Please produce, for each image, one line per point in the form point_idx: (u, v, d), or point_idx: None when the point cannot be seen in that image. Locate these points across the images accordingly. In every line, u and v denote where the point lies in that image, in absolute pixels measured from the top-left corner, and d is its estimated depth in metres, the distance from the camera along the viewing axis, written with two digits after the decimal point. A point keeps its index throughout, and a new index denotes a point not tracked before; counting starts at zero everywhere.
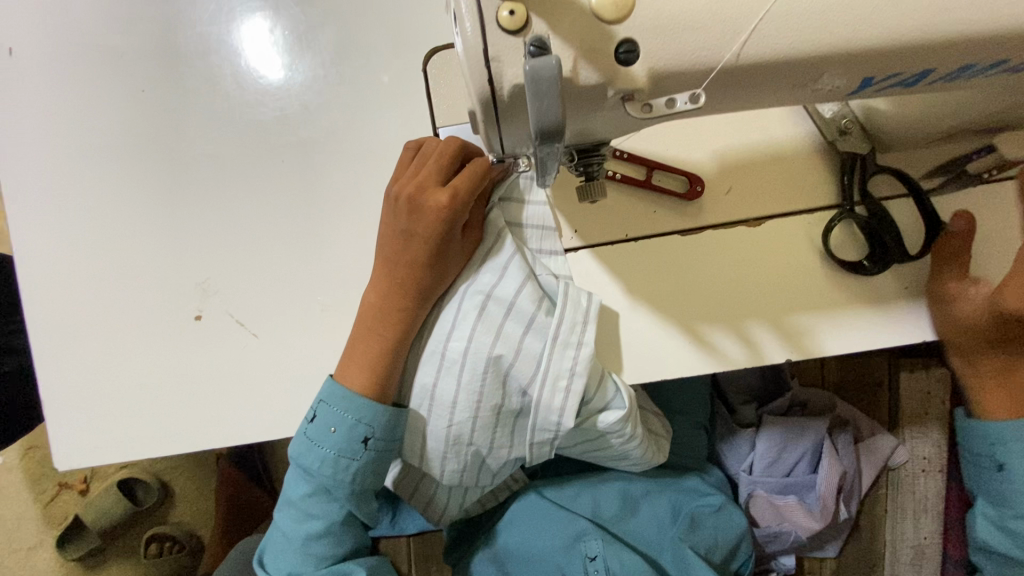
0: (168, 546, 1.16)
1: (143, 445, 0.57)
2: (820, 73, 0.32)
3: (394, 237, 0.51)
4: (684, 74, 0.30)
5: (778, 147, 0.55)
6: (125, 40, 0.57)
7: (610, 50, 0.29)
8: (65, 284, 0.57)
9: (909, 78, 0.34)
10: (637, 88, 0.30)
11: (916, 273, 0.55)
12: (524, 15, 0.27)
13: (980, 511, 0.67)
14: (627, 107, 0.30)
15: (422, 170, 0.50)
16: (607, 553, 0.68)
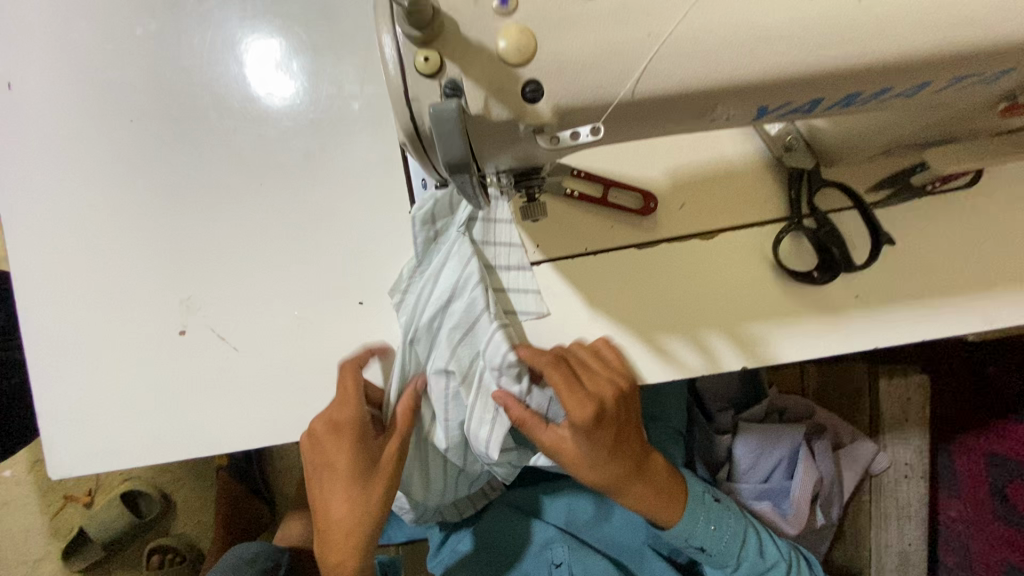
0: (169, 557, 1.19)
1: (131, 454, 0.60)
2: (719, 102, 0.34)
3: (347, 488, 0.59)
4: (588, 109, 0.32)
5: (729, 164, 0.58)
6: (115, 75, 0.61)
7: (518, 89, 0.31)
8: (59, 303, 0.61)
9: (803, 105, 0.36)
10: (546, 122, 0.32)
11: (866, 283, 0.57)
12: (436, 61, 0.30)
13: None
14: (538, 139, 0.33)
15: (341, 467, 0.58)
16: (573, 559, 0.72)
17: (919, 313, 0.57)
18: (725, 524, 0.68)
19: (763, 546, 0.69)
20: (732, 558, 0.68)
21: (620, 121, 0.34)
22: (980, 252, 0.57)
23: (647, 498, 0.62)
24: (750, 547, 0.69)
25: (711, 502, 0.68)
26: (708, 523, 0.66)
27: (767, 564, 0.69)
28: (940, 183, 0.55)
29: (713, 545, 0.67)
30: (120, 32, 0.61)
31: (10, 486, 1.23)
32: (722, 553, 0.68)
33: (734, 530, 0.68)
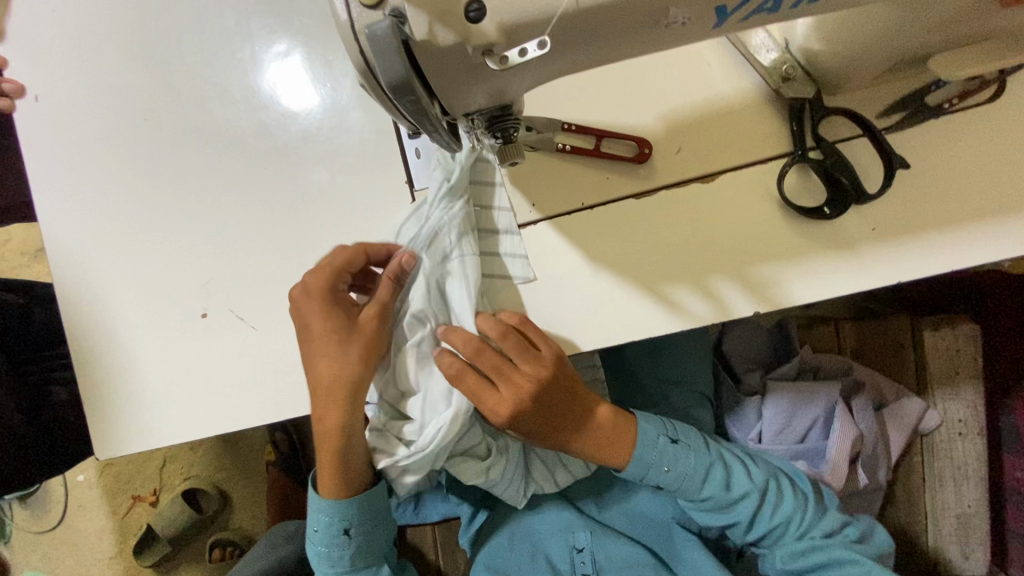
0: (228, 550, 1.24)
1: (166, 434, 0.64)
2: (670, 7, 0.32)
3: (322, 360, 0.55)
4: (533, 23, 0.31)
5: (724, 102, 0.56)
6: (130, 79, 0.65)
7: (460, 9, 0.30)
8: (91, 296, 0.64)
9: (767, 4, 0.34)
10: (492, 41, 0.31)
11: (884, 212, 0.54)
12: None
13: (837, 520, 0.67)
14: (486, 60, 0.32)
15: (321, 335, 0.55)
16: (594, 545, 0.75)
17: (943, 242, 0.53)
18: (684, 463, 0.63)
19: (730, 477, 0.64)
20: (693, 491, 0.64)
21: (578, 43, 0.33)
22: (1007, 170, 0.53)
23: (582, 448, 0.60)
24: (715, 479, 0.64)
25: (667, 445, 0.63)
26: (661, 463, 0.62)
27: (734, 497, 0.64)
28: (958, 101, 0.52)
29: (670, 483, 0.63)
30: (131, 38, 0.65)
31: (84, 488, 1.33)
32: (684, 487, 0.64)
33: (695, 465, 0.63)
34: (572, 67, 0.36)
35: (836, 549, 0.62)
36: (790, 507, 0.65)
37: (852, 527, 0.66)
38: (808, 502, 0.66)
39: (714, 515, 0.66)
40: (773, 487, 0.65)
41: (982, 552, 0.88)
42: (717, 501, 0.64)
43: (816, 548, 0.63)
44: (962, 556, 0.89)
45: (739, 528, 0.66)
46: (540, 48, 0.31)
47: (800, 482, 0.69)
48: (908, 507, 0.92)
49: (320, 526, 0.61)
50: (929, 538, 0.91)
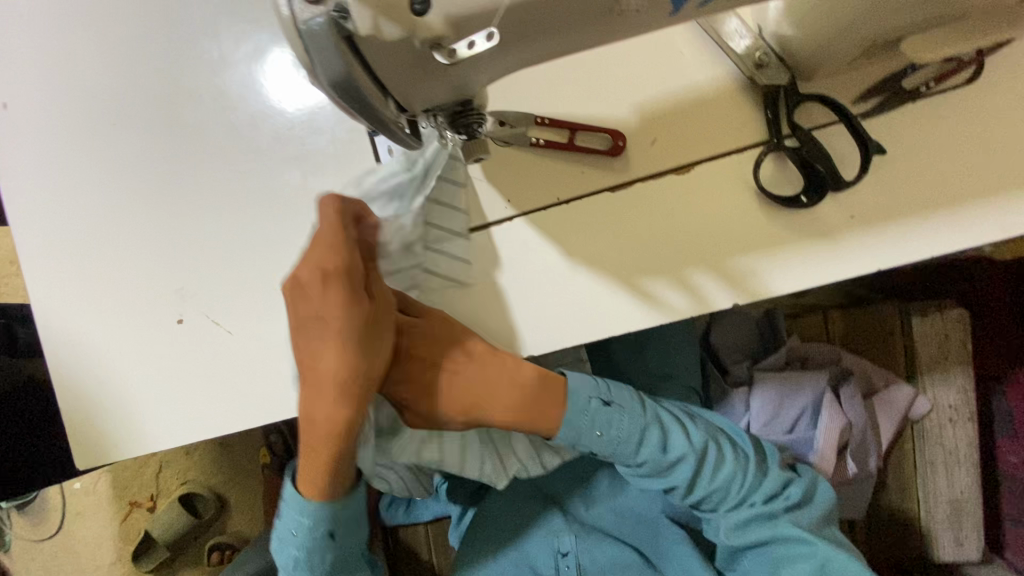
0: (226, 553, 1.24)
1: (145, 442, 0.63)
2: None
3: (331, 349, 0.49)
4: (481, 15, 0.31)
5: (699, 91, 0.55)
6: (98, 82, 0.64)
7: (405, 3, 0.29)
8: (65, 304, 0.63)
9: None
10: (441, 35, 0.31)
11: (862, 199, 0.53)
12: None
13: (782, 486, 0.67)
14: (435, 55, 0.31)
15: (337, 321, 0.48)
16: (579, 550, 0.74)
17: (922, 228, 0.53)
18: (618, 425, 0.61)
19: (667, 440, 0.63)
20: (630, 459, 0.63)
21: (530, 34, 0.33)
22: (985, 153, 0.52)
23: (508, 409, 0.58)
24: (652, 443, 0.62)
25: (601, 410, 0.61)
26: (592, 427, 0.61)
27: (670, 460, 0.63)
28: (935, 83, 0.51)
29: (603, 450, 0.62)
30: (98, 41, 0.64)
31: (80, 496, 1.32)
32: (618, 454, 0.62)
33: (630, 431, 0.62)
34: (529, 59, 0.36)
35: (784, 526, 0.64)
36: (727, 471, 0.64)
37: (796, 488, 0.66)
38: (751, 470, 0.65)
39: (652, 479, 0.65)
40: (712, 452, 0.64)
41: (974, 538, 0.88)
42: (653, 466, 0.63)
43: (757, 516, 0.64)
44: (954, 543, 0.88)
45: (678, 492, 0.65)
46: (488, 40, 0.31)
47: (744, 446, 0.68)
48: (899, 492, 0.91)
49: (297, 527, 0.59)
50: (922, 525, 0.90)
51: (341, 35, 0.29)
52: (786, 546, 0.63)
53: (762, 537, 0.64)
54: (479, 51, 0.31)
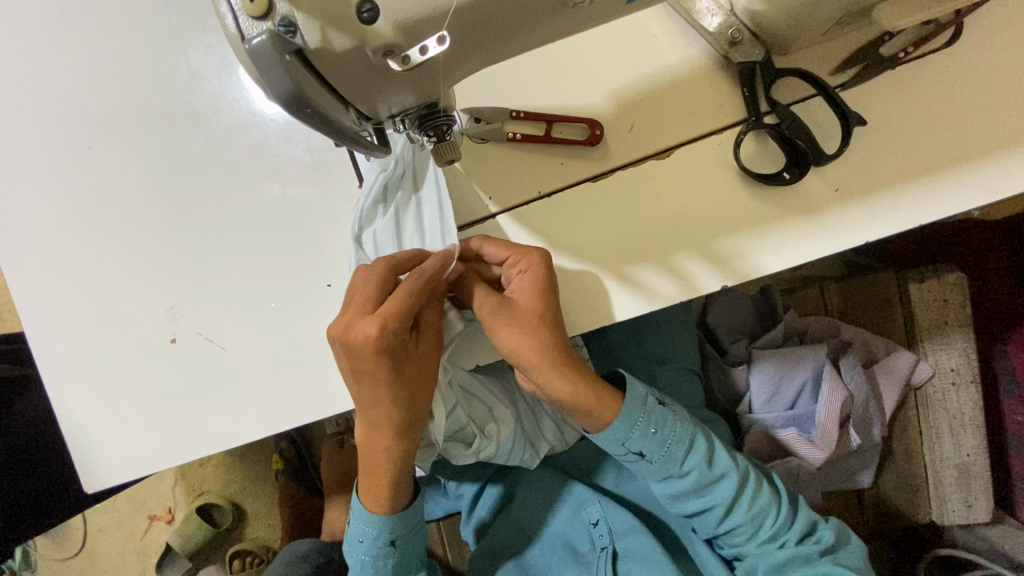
0: (248, 561, 1.22)
1: (145, 463, 0.63)
2: None
3: (388, 400, 0.50)
4: (429, 18, 0.30)
5: (674, 73, 0.54)
6: (71, 106, 0.63)
7: (352, 12, 0.29)
8: (57, 332, 0.63)
9: None
10: (391, 42, 0.30)
11: (846, 172, 0.52)
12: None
13: (822, 529, 0.64)
14: (388, 62, 0.31)
15: (388, 380, 0.49)
16: (607, 515, 0.71)
17: (907, 198, 0.52)
18: (671, 428, 0.60)
19: (712, 455, 0.61)
20: (675, 467, 0.60)
21: (480, 28, 0.33)
22: (964, 117, 0.51)
23: (567, 388, 0.53)
24: (698, 452, 0.60)
25: (656, 406, 0.59)
26: (648, 426, 0.59)
27: (714, 476, 0.61)
28: (913, 50, 0.51)
29: (653, 450, 0.59)
30: (67, 64, 0.63)
31: (99, 514, 1.34)
32: (664, 460, 0.60)
33: (680, 436, 0.60)
34: (488, 54, 0.36)
35: (823, 566, 0.60)
36: (766, 504, 0.62)
37: (826, 532, 0.64)
38: (785, 507, 0.63)
39: (691, 496, 0.62)
40: (752, 481, 0.63)
41: (983, 500, 0.87)
42: (700, 478, 0.61)
43: (793, 557, 0.61)
44: (964, 505, 0.87)
45: (714, 515, 0.63)
46: (439, 44, 0.29)
47: (777, 487, 0.66)
48: (906, 458, 0.91)
49: (361, 538, 0.60)
50: (929, 490, 0.90)
51: (283, 49, 0.28)
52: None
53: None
54: (431, 55, 0.30)
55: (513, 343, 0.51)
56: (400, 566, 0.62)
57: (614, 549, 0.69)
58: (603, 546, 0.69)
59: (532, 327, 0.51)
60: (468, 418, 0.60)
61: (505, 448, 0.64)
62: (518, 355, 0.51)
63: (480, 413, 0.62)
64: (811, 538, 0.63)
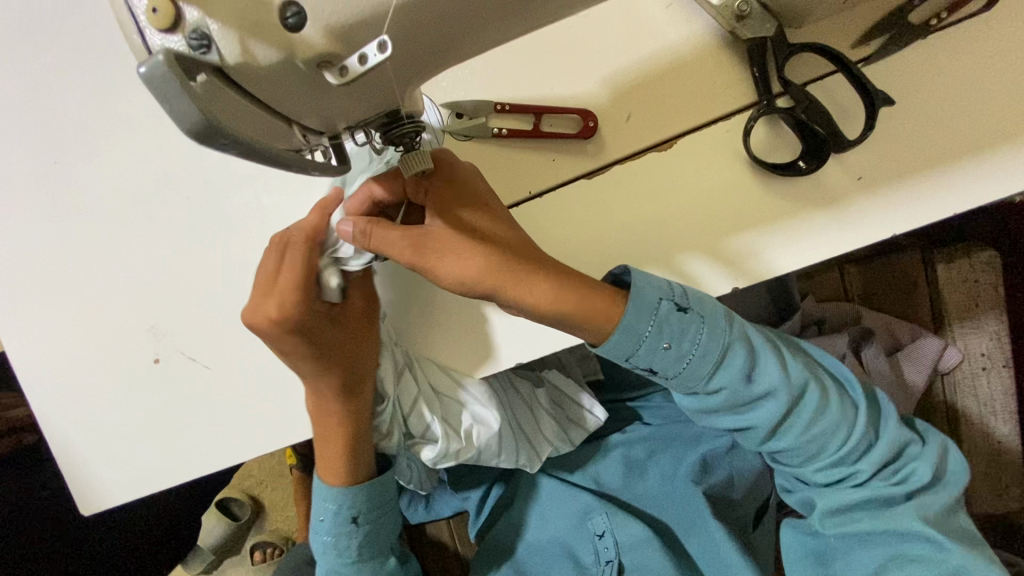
0: (270, 552, 0.91)
1: (136, 488, 0.60)
2: None
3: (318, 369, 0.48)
4: (365, 20, 0.28)
5: (674, 53, 0.49)
6: (23, 115, 0.57)
7: (275, 19, 0.27)
8: (31, 359, 0.59)
9: None
10: (328, 51, 0.28)
11: (871, 157, 0.47)
12: (167, 8, 0.25)
13: (908, 458, 0.52)
14: (326, 74, 0.28)
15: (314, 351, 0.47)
16: (614, 527, 0.67)
17: (939, 183, 0.47)
18: (696, 338, 0.46)
19: (756, 367, 0.48)
20: (699, 384, 0.48)
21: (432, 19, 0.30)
22: (1003, 90, 0.46)
23: (548, 295, 0.44)
24: (733, 366, 0.48)
25: (678, 315, 0.46)
26: (661, 339, 0.46)
27: (755, 395, 0.49)
28: (948, 14, 0.45)
29: (670, 366, 0.47)
30: (8, 67, 0.57)
31: None
32: (687, 376, 0.48)
33: (708, 348, 0.47)
34: (457, 50, 0.34)
35: (903, 518, 0.50)
36: (828, 428, 0.50)
37: (911, 464, 0.52)
38: (859, 428, 0.51)
39: (726, 416, 0.50)
40: (810, 396, 0.50)
41: (1015, 488, 0.83)
42: (734, 397, 0.49)
43: (865, 498, 0.52)
44: (993, 494, 0.84)
45: (756, 438, 0.51)
46: (381, 51, 0.27)
47: (853, 395, 0.53)
48: None
49: (325, 516, 0.55)
50: None
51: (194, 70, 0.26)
52: (902, 543, 0.50)
53: (865, 527, 0.51)
54: (370, 64, 0.27)
55: (467, 268, 0.42)
56: (365, 548, 0.57)
57: (620, 563, 0.66)
58: (608, 560, 0.67)
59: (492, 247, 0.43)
60: (440, 418, 0.54)
61: (486, 450, 0.57)
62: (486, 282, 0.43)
63: (458, 413, 0.55)
64: (895, 471, 0.52)
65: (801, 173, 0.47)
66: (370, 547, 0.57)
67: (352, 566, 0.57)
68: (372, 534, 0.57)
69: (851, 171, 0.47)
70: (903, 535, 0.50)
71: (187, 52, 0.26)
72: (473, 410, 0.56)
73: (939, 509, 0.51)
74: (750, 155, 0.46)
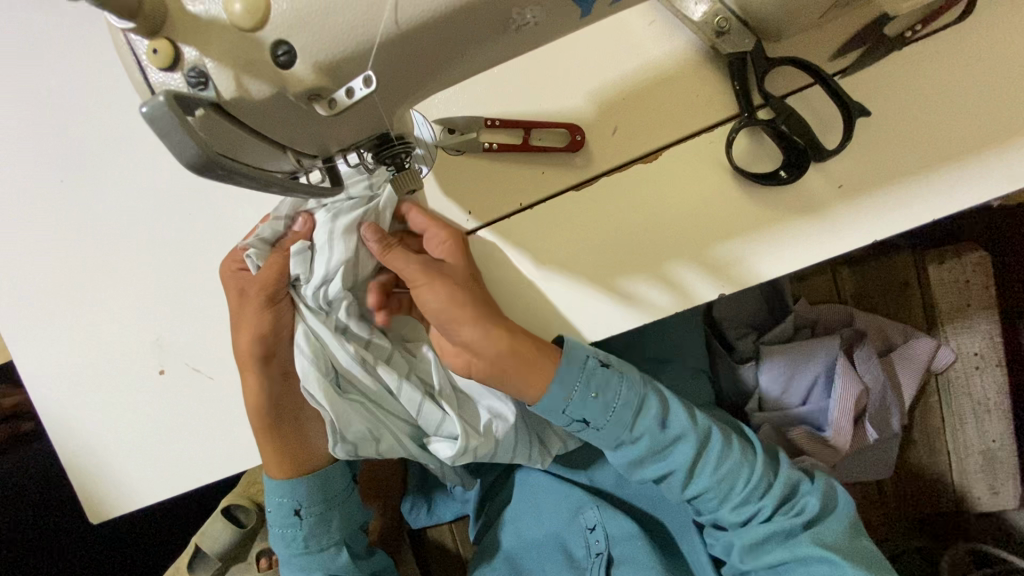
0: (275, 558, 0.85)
1: (143, 497, 0.61)
2: None
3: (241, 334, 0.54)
4: (351, 57, 0.30)
5: (658, 68, 0.50)
6: (30, 136, 0.59)
7: (268, 56, 0.29)
8: (40, 372, 0.61)
9: None
10: (319, 85, 0.30)
11: (851, 165, 0.48)
12: (168, 49, 0.28)
13: (809, 492, 0.56)
14: (316, 106, 0.31)
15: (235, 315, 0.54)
16: (605, 521, 0.68)
17: (919, 191, 0.48)
18: (615, 391, 0.52)
19: (665, 415, 0.54)
20: (622, 433, 0.53)
21: (416, 49, 0.32)
22: (981, 99, 0.47)
23: (501, 348, 0.48)
24: (649, 415, 0.53)
25: (597, 368, 0.51)
26: (587, 391, 0.51)
27: (669, 439, 0.54)
28: (921, 27, 0.46)
29: (596, 416, 0.52)
30: (17, 90, 0.59)
31: None
32: (612, 426, 0.53)
33: (626, 399, 0.52)
34: (443, 76, 0.36)
35: (802, 547, 0.54)
36: (735, 466, 0.55)
37: (810, 499, 0.55)
38: (756, 468, 0.55)
39: (647, 464, 0.55)
40: (716, 438, 0.55)
41: (1010, 486, 0.84)
42: (652, 444, 0.54)
43: (774, 534, 0.55)
44: (989, 492, 0.84)
45: (677, 481, 0.55)
46: (365, 85, 0.30)
47: (753, 443, 0.58)
48: (927, 448, 0.86)
49: (274, 508, 0.57)
50: (953, 477, 0.86)
51: (193, 105, 0.28)
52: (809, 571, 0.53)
53: (778, 560, 0.54)
54: (358, 96, 0.31)
55: (436, 300, 0.48)
56: (313, 541, 0.58)
57: (609, 556, 0.66)
58: (597, 552, 0.67)
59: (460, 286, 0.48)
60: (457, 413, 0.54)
61: (504, 443, 0.57)
62: (450, 312, 0.48)
63: (473, 410, 0.56)
64: (792, 506, 0.55)
65: (783, 183, 0.48)
66: (318, 539, 0.58)
67: (303, 557, 0.58)
68: (326, 525, 0.58)
69: (832, 179, 0.48)
70: (808, 566, 0.53)
71: (186, 89, 0.29)
72: (489, 404, 0.56)
73: (836, 538, 0.54)
74: (733, 166, 0.48)
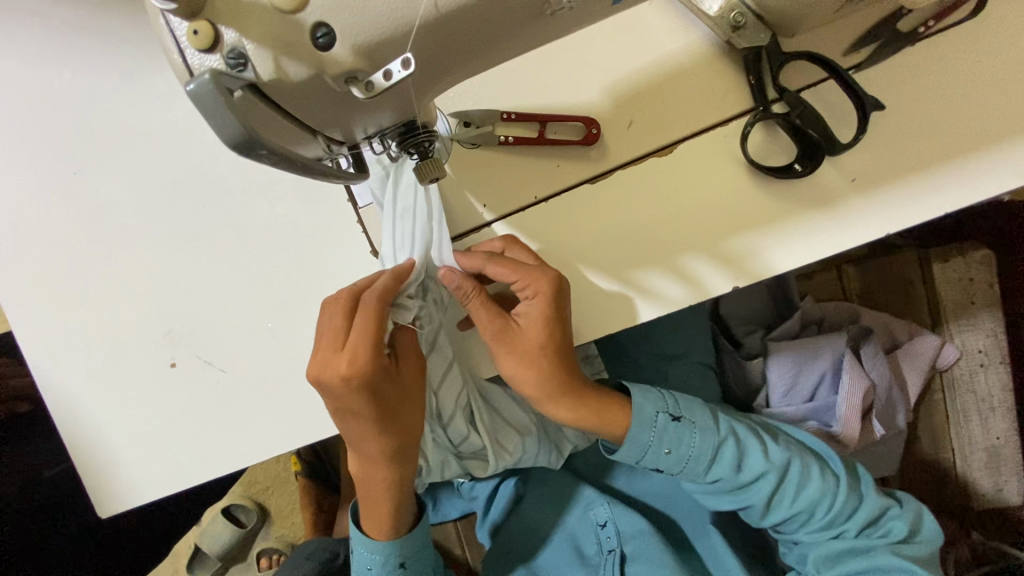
0: (276, 559, 0.88)
1: (149, 491, 0.61)
2: None
3: (368, 435, 0.47)
4: (385, 42, 0.31)
5: (675, 63, 0.51)
6: (48, 130, 0.59)
7: (307, 38, 0.30)
8: (52, 365, 0.60)
9: None
10: (355, 68, 0.31)
11: (864, 160, 0.49)
12: (208, 30, 0.29)
13: (888, 516, 0.58)
14: (352, 88, 0.32)
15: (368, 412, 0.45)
16: (616, 516, 0.69)
17: (931, 185, 0.48)
18: (688, 443, 0.55)
19: (741, 458, 0.56)
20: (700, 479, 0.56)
21: (446, 33, 0.32)
22: (990, 94, 0.48)
23: (570, 413, 0.52)
24: (726, 459, 0.55)
25: (669, 424, 0.55)
26: (661, 446, 0.55)
27: (746, 479, 0.56)
28: (934, 22, 0.47)
29: (671, 466, 0.56)
30: (36, 84, 0.59)
31: None
32: (686, 470, 0.56)
33: (701, 447, 0.55)
34: (466, 66, 0.36)
35: (881, 557, 0.55)
36: (814, 494, 0.56)
37: (895, 522, 0.57)
38: (839, 494, 0.57)
39: (725, 500, 0.58)
40: (793, 471, 0.57)
41: (1015, 482, 0.85)
42: (727, 487, 0.57)
43: (851, 549, 0.57)
44: (994, 489, 0.85)
45: (754, 513, 0.58)
46: (404, 68, 0.31)
47: (832, 464, 0.59)
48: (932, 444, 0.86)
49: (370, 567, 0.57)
50: (958, 476, 0.86)
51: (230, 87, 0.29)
52: None
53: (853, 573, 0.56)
54: (396, 79, 0.31)
55: (514, 372, 0.50)
56: None
57: (622, 552, 0.67)
58: (610, 549, 0.68)
59: (531, 354, 0.49)
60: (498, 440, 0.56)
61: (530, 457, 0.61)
62: (524, 378, 0.50)
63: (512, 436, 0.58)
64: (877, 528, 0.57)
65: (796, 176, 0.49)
66: None
67: None
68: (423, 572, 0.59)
69: (846, 174, 0.49)
70: None
71: (225, 70, 0.29)
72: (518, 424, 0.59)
73: (915, 556, 0.56)
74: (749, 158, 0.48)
